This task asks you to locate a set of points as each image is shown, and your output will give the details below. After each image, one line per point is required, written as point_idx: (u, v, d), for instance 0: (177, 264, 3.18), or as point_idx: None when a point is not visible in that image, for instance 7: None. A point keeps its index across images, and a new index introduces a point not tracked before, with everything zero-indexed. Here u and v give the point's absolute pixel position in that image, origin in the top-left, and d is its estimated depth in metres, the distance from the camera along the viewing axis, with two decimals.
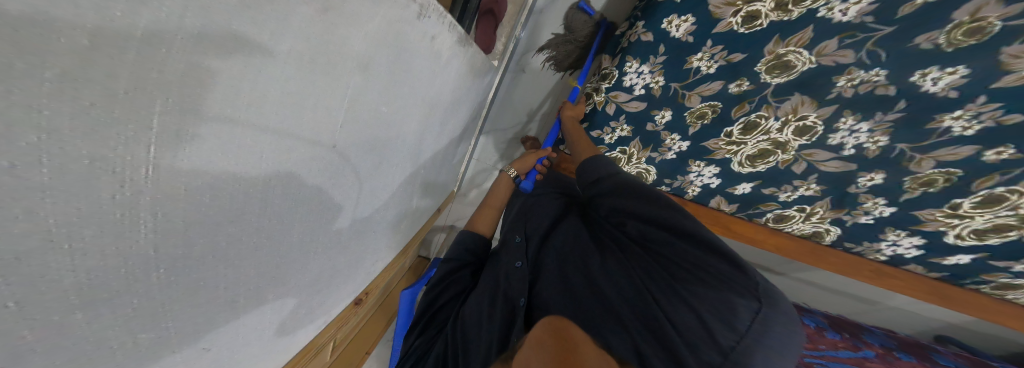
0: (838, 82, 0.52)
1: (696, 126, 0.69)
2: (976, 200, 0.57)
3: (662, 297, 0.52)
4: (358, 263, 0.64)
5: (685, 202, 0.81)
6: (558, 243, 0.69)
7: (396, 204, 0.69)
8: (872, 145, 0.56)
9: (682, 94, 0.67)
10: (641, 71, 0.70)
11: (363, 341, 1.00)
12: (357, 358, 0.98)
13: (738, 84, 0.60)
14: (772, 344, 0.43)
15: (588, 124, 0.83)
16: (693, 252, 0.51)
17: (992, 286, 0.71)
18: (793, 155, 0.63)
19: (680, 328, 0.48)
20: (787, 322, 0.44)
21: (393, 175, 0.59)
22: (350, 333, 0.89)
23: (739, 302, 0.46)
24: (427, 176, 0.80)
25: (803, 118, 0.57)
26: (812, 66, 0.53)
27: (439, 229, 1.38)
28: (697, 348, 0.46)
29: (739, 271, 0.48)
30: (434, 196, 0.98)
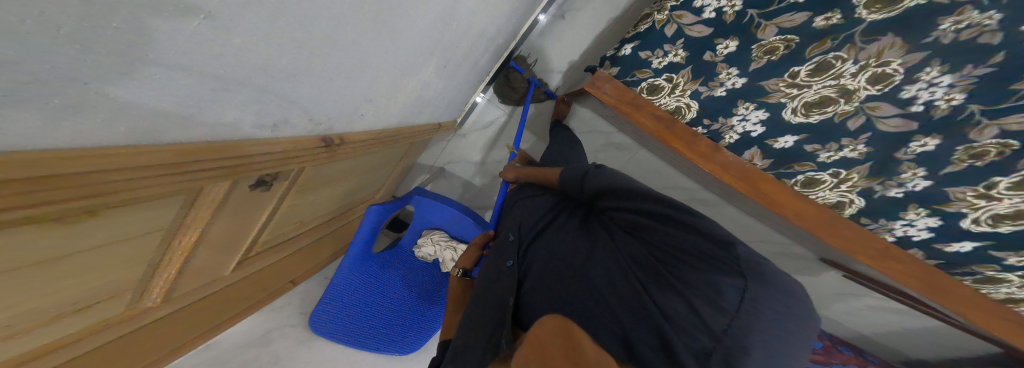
0: (941, 25, 0.51)
1: (761, 61, 0.69)
2: (1014, 180, 0.58)
3: (654, 289, 0.51)
4: (326, 124, 0.56)
5: (717, 149, 0.79)
6: (546, 240, 0.69)
7: (415, 58, 0.66)
8: (944, 104, 0.55)
9: (758, 23, 0.67)
10: None
11: (282, 270, 0.88)
12: (275, 285, 0.90)
13: (828, 16, 0.60)
14: (764, 323, 0.42)
15: (640, 43, 0.84)
16: (677, 235, 0.51)
17: (974, 279, 0.68)
18: (855, 107, 0.61)
19: (670, 316, 0.47)
20: (777, 297, 0.44)
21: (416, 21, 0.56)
22: (289, 233, 0.79)
23: (725, 282, 0.45)
24: (452, 45, 0.75)
25: (884, 63, 0.57)
26: (918, 3, 0.52)
27: (423, 168, 1.40)
28: (690, 336, 0.45)
29: (719, 248, 0.47)
30: (451, 83, 0.93)
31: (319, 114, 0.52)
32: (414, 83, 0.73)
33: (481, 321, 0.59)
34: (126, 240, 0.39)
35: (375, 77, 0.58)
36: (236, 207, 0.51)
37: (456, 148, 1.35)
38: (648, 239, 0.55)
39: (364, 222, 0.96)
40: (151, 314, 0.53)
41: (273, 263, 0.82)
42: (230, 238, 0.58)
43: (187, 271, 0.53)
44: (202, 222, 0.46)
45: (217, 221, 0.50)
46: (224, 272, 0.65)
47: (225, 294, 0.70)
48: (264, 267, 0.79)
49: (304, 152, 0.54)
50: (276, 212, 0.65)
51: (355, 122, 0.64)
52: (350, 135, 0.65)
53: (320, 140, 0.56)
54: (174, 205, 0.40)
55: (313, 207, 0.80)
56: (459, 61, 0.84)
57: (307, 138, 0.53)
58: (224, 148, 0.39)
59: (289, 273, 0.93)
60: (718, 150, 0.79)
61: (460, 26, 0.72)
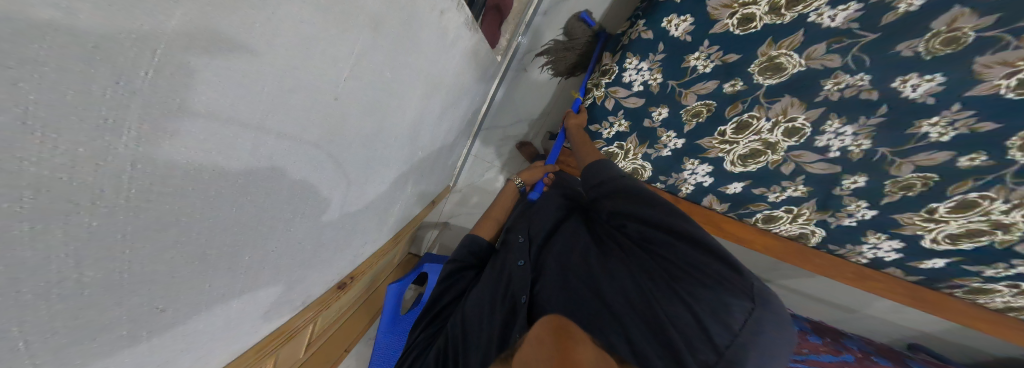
0: (825, 86, 0.55)
1: (692, 124, 0.72)
2: (951, 205, 0.61)
3: (663, 299, 0.56)
4: (343, 248, 0.64)
5: (678, 200, 0.84)
6: (558, 245, 0.72)
7: (390, 186, 0.70)
8: (856, 149, 0.59)
9: (679, 91, 0.70)
10: (640, 68, 0.73)
11: (338, 342, 0.99)
12: (335, 356, 0.99)
13: (733, 84, 0.63)
14: (763, 342, 0.47)
15: (587, 117, 0.86)
16: (693, 253, 0.55)
17: (965, 291, 0.76)
18: (782, 156, 0.65)
19: (677, 326, 0.52)
20: (777, 319, 0.49)
21: (394, 151, 0.61)
22: (331, 325, 0.91)
23: (734, 302, 0.50)
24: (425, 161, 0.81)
25: (792, 119, 0.60)
26: (801, 69, 0.56)
27: (429, 225, 1.37)
28: (695, 348, 0.50)
29: (734, 272, 0.51)
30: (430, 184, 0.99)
31: (331, 267, 0.65)
32: (400, 197, 0.80)
33: (494, 321, 0.63)
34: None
35: (376, 189, 0.63)
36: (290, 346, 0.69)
37: (454, 202, 1.39)
38: (660, 250, 0.59)
39: (387, 302, 0.99)
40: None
41: (335, 330, 0.95)
42: (296, 346, 0.74)
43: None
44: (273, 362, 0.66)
45: (282, 357, 0.70)
46: (298, 356, 0.80)
47: None
48: (327, 337, 0.92)
49: (325, 301, 0.69)
50: (319, 322, 0.81)
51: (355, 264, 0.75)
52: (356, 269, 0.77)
53: (337, 287, 0.72)
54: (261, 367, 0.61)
55: (352, 294, 0.92)
56: (431, 165, 0.89)
57: (329, 292, 0.69)
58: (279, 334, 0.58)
59: (343, 341, 1.01)
60: (679, 201, 0.84)
61: (426, 150, 0.78)
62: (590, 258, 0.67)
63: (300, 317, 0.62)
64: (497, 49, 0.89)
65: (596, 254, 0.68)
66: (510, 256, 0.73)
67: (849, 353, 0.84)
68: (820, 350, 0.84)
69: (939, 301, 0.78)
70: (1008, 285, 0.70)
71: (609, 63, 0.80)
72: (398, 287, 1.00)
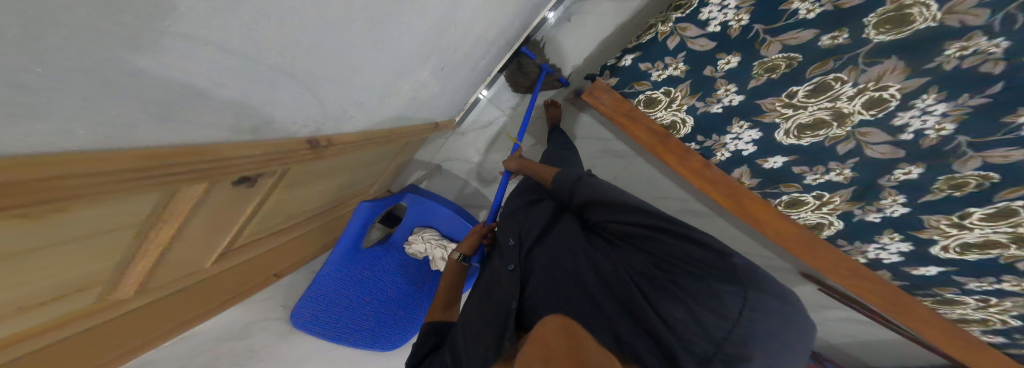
0: (946, 50, 0.46)
1: (761, 80, 0.63)
2: (988, 212, 0.59)
3: (653, 294, 0.49)
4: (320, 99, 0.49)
5: (708, 166, 0.76)
6: (540, 245, 0.64)
7: (411, 50, 0.61)
8: (933, 134, 0.53)
9: (763, 39, 0.60)
10: (726, 5, 0.63)
11: (275, 260, 0.80)
12: (259, 279, 0.78)
13: (834, 36, 0.54)
14: (762, 329, 0.43)
15: (640, 54, 0.77)
16: (678, 245, 0.50)
17: (934, 300, 0.76)
18: (847, 132, 0.59)
19: (671, 323, 0.45)
20: (776, 302, 0.45)
21: (398, 42, 0.55)
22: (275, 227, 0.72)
23: (725, 289, 0.46)
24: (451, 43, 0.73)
25: (883, 88, 0.52)
26: (931, 25, 0.46)
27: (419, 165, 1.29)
28: (690, 343, 0.43)
29: (718, 255, 0.48)
30: (441, 88, 0.88)
31: (303, 115, 0.49)
32: (408, 83, 0.70)
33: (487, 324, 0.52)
34: (93, 236, 0.34)
35: (363, 81, 0.55)
36: (218, 202, 0.47)
37: (457, 146, 1.27)
38: (649, 247, 0.54)
39: (354, 218, 0.91)
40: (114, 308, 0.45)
41: (267, 250, 0.74)
42: (211, 234, 0.53)
43: (164, 264, 0.47)
44: (184, 215, 0.42)
45: (179, 240, 0.46)
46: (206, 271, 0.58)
47: (214, 286, 0.63)
48: (256, 254, 0.71)
49: (286, 153, 0.51)
50: (264, 206, 0.60)
51: (343, 124, 0.61)
52: (338, 137, 0.62)
53: (306, 142, 0.53)
54: (150, 202, 0.36)
55: (306, 201, 0.75)
56: (456, 64, 0.84)
57: (290, 140, 0.51)
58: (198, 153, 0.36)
59: (274, 265, 0.82)
60: (709, 167, 0.76)
61: (456, 34, 0.72)
62: (570, 252, 0.59)
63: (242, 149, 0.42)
64: None
65: (579, 249, 0.59)
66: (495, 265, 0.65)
67: None
68: None
69: (924, 313, 0.77)
70: (977, 298, 0.70)
71: None
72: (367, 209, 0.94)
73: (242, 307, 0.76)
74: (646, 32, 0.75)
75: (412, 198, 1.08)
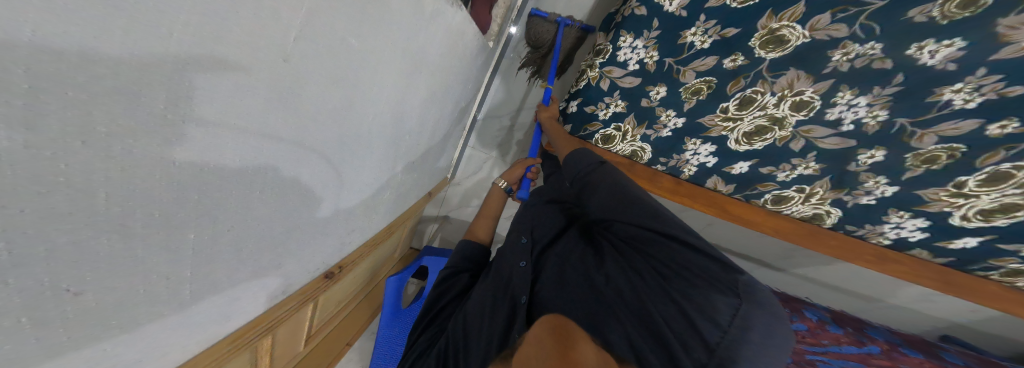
0: (833, 57, 0.52)
1: (692, 102, 0.68)
2: (982, 178, 0.56)
3: (658, 300, 0.53)
4: (338, 229, 0.63)
5: (680, 183, 0.80)
6: (555, 248, 0.71)
7: (381, 173, 0.67)
8: (871, 120, 0.55)
9: (677, 69, 0.67)
10: (635, 45, 0.70)
11: (340, 335, 1.06)
12: (334, 353, 1.04)
13: (733, 59, 0.60)
14: (758, 340, 0.44)
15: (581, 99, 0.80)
16: (682, 253, 0.52)
17: (1002, 273, 0.69)
18: (791, 132, 0.62)
19: (671, 327, 0.50)
20: (770, 317, 0.45)
21: (361, 161, 0.57)
22: (331, 317, 0.97)
23: (721, 299, 0.47)
24: (417, 148, 0.79)
25: (799, 92, 0.57)
26: (805, 40, 0.53)
27: (430, 219, 1.50)
28: (687, 346, 0.47)
29: (721, 269, 0.49)
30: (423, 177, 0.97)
31: (340, 237, 0.66)
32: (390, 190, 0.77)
33: (496, 325, 0.62)
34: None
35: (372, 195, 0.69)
36: (285, 328, 0.71)
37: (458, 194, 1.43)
38: (654, 253, 0.56)
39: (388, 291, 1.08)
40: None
41: (331, 329, 1.02)
42: (291, 343, 0.80)
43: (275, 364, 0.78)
44: (268, 346, 0.68)
45: (272, 356, 0.74)
46: (298, 351, 0.87)
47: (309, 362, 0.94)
48: (326, 332, 0.99)
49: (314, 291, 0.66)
50: (316, 314, 0.84)
51: (345, 251, 0.72)
52: (347, 259, 0.74)
53: (325, 276, 0.68)
54: (246, 356, 0.62)
55: (347, 287, 0.96)
56: (422, 158, 0.87)
57: (314, 280, 0.65)
58: (257, 322, 0.53)
59: (344, 334, 1.09)
60: (681, 184, 0.80)
61: (412, 138, 0.73)
62: (585, 261, 0.66)
63: (284, 305, 0.57)
64: (487, 35, 0.87)
65: (592, 257, 0.66)
66: (505, 260, 0.71)
67: (873, 344, 0.75)
68: (842, 341, 0.76)
69: (971, 284, 0.71)
70: None
71: (602, 43, 0.76)
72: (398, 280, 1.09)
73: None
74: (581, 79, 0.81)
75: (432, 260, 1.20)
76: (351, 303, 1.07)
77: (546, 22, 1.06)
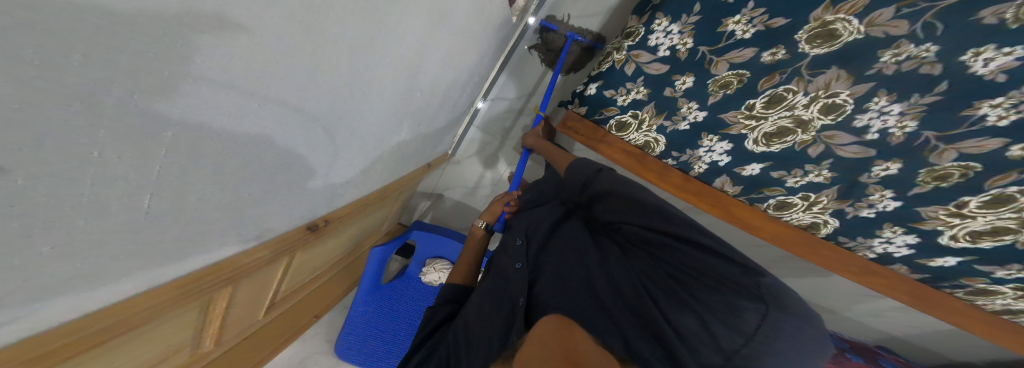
0: (882, 57, 0.49)
1: (717, 96, 0.65)
2: (984, 199, 0.57)
3: (666, 303, 0.48)
4: (320, 188, 0.55)
5: (689, 180, 0.78)
6: (555, 247, 0.65)
7: (387, 129, 0.62)
8: (898, 131, 0.53)
9: (710, 59, 0.63)
10: (670, 31, 0.67)
11: (310, 308, 0.99)
12: (301, 324, 0.98)
13: (774, 52, 0.56)
14: (785, 350, 0.39)
15: (602, 82, 0.79)
16: (701, 255, 0.47)
17: (965, 292, 0.68)
18: (813, 136, 0.60)
19: (680, 330, 0.45)
20: (799, 327, 0.40)
21: (367, 114, 0.52)
22: (306, 281, 0.87)
23: (744, 305, 0.42)
24: (427, 110, 0.76)
25: (833, 94, 0.54)
26: (857, 37, 0.50)
27: (424, 196, 1.41)
28: (699, 352, 0.42)
29: (745, 272, 0.44)
30: (430, 141, 0.95)
31: (323, 194, 0.58)
32: (392, 150, 0.73)
33: (495, 325, 0.55)
34: (173, 323, 0.48)
35: (359, 158, 0.61)
36: (253, 278, 0.59)
37: (455, 172, 1.36)
38: (664, 255, 0.51)
39: (370, 262, 1.04)
40: (208, 358, 0.64)
41: (301, 298, 0.90)
42: (257, 298, 0.67)
43: (229, 323, 0.63)
44: (228, 297, 0.55)
45: (234, 305, 0.60)
46: (258, 319, 0.75)
47: (261, 336, 0.81)
48: (295, 300, 0.88)
49: (291, 243, 0.59)
50: (283, 281, 0.73)
51: (336, 203, 0.66)
52: (334, 213, 0.68)
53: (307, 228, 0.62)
54: (197, 306, 0.49)
55: (325, 255, 0.87)
56: (430, 121, 0.83)
57: (295, 231, 0.58)
58: (223, 267, 0.46)
59: (310, 310, 1.00)
60: (690, 181, 0.78)
61: (423, 99, 0.69)
62: (585, 259, 0.59)
63: (254, 253, 0.51)
64: (510, 7, 0.83)
65: (593, 255, 0.59)
66: (504, 263, 0.68)
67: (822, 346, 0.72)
68: None
69: (940, 303, 0.70)
70: (1014, 287, 0.63)
71: (634, 26, 0.73)
72: (381, 251, 1.06)
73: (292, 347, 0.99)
74: (606, 61, 0.79)
75: (420, 234, 1.20)
76: (332, 269, 0.99)
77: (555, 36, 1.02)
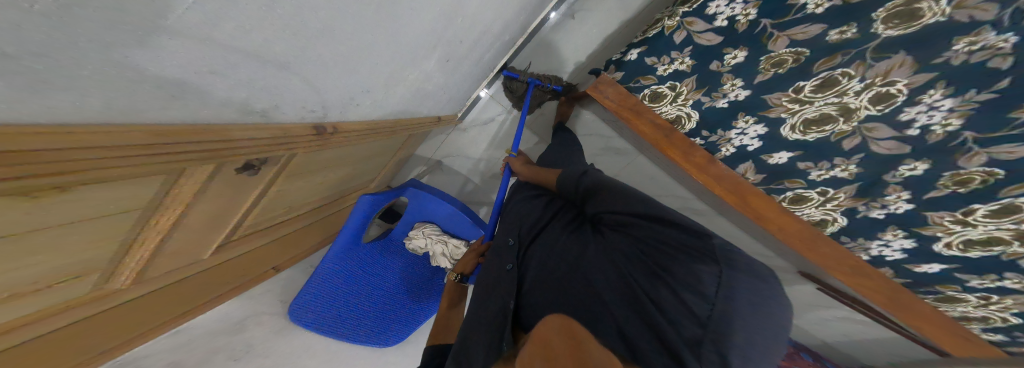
0: (955, 45, 0.48)
1: (767, 74, 0.67)
2: (993, 208, 0.56)
3: (642, 280, 0.42)
4: (342, 79, 0.53)
5: (712, 161, 0.79)
6: (540, 240, 0.59)
7: (422, 40, 0.63)
8: (939, 129, 0.53)
9: (770, 33, 0.64)
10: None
11: (272, 257, 0.87)
12: (258, 273, 0.84)
13: (843, 30, 0.57)
14: (745, 309, 0.34)
15: (647, 48, 0.82)
16: (661, 227, 0.43)
17: (935, 298, 0.68)
18: (853, 127, 0.60)
19: (660, 308, 0.39)
20: (754, 280, 0.36)
21: (407, 12, 0.53)
22: (272, 219, 0.76)
23: (699, 268, 0.38)
24: (461, 39, 0.75)
25: (890, 83, 0.54)
26: (940, 19, 0.49)
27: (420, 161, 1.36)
28: (678, 328, 0.36)
29: (694, 235, 0.40)
30: (454, 78, 0.92)
31: (312, 99, 0.52)
32: (415, 74, 0.71)
33: (490, 325, 0.49)
34: (99, 218, 0.39)
35: (372, 68, 0.57)
36: (222, 187, 0.52)
37: (456, 141, 1.32)
38: (633, 232, 0.46)
39: (355, 212, 0.94)
40: (113, 298, 0.50)
41: (257, 246, 0.78)
42: (218, 217, 0.58)
43: (163, 253, 0.52)
44: (185, 200, 0.47)
45: (179, 227, 0.51)
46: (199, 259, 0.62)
47: (194, 286, 0.65)
48: (255, 245, 0.77)
49: (292, 138, 0.54)
50: (266, 194, 0.65)
51: (349, 111, 0.63)
52: (344, 124, 0.64)
53: (313, 127, 0.56)
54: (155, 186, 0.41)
55: (301, 195, 0.78)
56: (461, 56, 0.83)
57: (296, 125, 0.53)
58: (204, 136, 0.39)
59: (269, 260, 0.86)
60: (714, 162, 0.79)
61: (467, 23, 0.72)
62: (563, 249, 0.53)
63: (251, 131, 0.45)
64: None
65: (572, 243, 0.54)
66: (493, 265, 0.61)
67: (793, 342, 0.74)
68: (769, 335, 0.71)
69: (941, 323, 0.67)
70: (978, 296, 0.63)
71: None
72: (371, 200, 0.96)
73: (232, 302, 0.79)
74: (653, 27, 0.82)
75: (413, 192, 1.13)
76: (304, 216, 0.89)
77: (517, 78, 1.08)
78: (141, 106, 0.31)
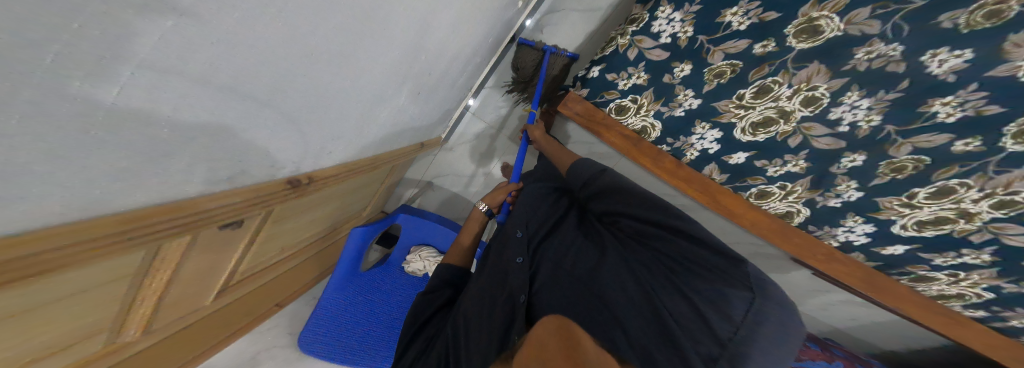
0: (856, 54, 0.58)
1: (712, 84, 0.75)
2: (931, 191, 0.61)
3: (663, 294, 0.52)
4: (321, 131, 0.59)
5: (680, 165, 0.86)
6: (553, 242, 0.64)
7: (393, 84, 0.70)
8: (865, 125, 0.61)
9: (707, 48, 0.73)
10: (672, 18, 0.77)
11: (273, 294, 0.93)
12: (258, 312, 0.89)
13: (765, 44, 0.66)
14: (765, 333, 0.46)
15: (606, 65, 0.90)
16: (694, 250, 0.51)
17: (910, 278, 0.71)
18: (793, 127, 0.68)
19: (680, 321, 0.49)
20: (780, 308, 0.47)
21: (376, 66, 0.59)
22: (270, 260, 0.82)
23: (734, 294, 0.48)
24: (430, 73, 0.83)
25: (814, 88, 0.63)
26: (837, 34, 0.59)
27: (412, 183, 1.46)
28: (698, 341, 0.47)
29: (729, 262, 0.49)
30: (431, 104, 0.99)
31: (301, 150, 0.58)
32: (388, 110, 0.77)
33: (495, 322, 0.51)
34: (91, 291, 0.41)
35: (343, 118, 0.62)
36: (204, 246, 0.54)
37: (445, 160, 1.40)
38: (658, 248, 0.55)
39: (351, 241, 0.99)
40: (123, 351, 0.54)
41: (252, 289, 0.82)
42: (204, 276, 0.61)
43: (162, 307, 0.56)
44: (173, 262, 0.50)
45: (175, 283, 0.54)
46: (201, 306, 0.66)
47: (198, 330, 0.70)
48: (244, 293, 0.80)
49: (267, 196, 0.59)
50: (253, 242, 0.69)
51: (322, 161, 0.69)
52: (319, 173, 0.70)
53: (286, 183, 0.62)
54: (133, 261, 0.43)
55: (290, 236, 0.83)
56: (433, 86, 0.90)
57: (272, 184, 0.58)
58: (180, 209, 0.42)
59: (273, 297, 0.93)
60: (681, 167, 0.85)
61: (429, 61, 0.77)
62: (584, 257, 0.61)
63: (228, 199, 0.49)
64: None
65: (591, 252, 0.61)
66: (497, 257, 0.62)
67: None
68: None
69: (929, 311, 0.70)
70: (947, 273, 0.67)
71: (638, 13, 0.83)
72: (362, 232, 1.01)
73: (240, 343, 0.85)
74: (609, 45, 0.89)
75: (404, 218, 1.19)
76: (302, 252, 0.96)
77: (532, 49, 1.06)
78: (146, 187, 0.36)
